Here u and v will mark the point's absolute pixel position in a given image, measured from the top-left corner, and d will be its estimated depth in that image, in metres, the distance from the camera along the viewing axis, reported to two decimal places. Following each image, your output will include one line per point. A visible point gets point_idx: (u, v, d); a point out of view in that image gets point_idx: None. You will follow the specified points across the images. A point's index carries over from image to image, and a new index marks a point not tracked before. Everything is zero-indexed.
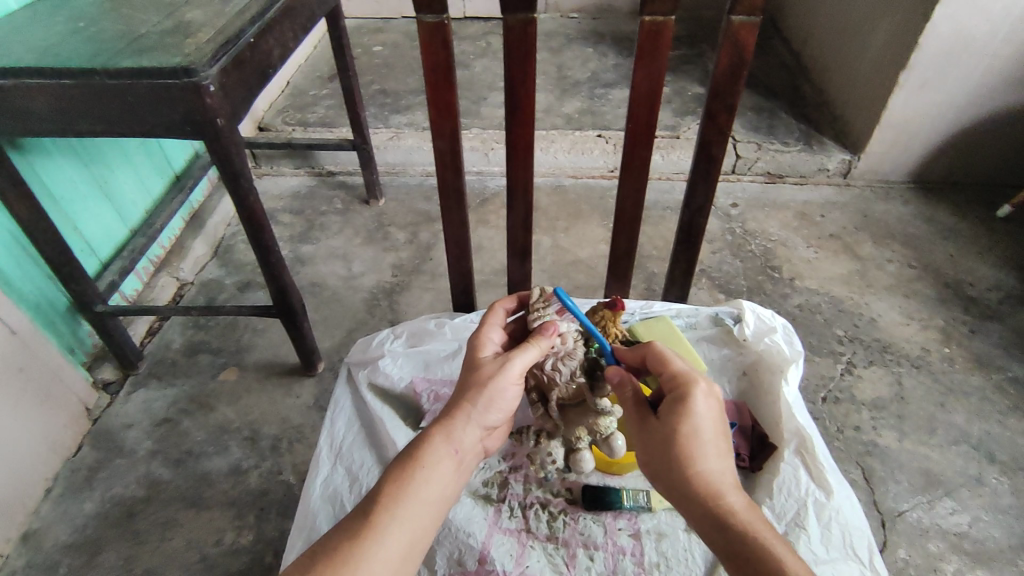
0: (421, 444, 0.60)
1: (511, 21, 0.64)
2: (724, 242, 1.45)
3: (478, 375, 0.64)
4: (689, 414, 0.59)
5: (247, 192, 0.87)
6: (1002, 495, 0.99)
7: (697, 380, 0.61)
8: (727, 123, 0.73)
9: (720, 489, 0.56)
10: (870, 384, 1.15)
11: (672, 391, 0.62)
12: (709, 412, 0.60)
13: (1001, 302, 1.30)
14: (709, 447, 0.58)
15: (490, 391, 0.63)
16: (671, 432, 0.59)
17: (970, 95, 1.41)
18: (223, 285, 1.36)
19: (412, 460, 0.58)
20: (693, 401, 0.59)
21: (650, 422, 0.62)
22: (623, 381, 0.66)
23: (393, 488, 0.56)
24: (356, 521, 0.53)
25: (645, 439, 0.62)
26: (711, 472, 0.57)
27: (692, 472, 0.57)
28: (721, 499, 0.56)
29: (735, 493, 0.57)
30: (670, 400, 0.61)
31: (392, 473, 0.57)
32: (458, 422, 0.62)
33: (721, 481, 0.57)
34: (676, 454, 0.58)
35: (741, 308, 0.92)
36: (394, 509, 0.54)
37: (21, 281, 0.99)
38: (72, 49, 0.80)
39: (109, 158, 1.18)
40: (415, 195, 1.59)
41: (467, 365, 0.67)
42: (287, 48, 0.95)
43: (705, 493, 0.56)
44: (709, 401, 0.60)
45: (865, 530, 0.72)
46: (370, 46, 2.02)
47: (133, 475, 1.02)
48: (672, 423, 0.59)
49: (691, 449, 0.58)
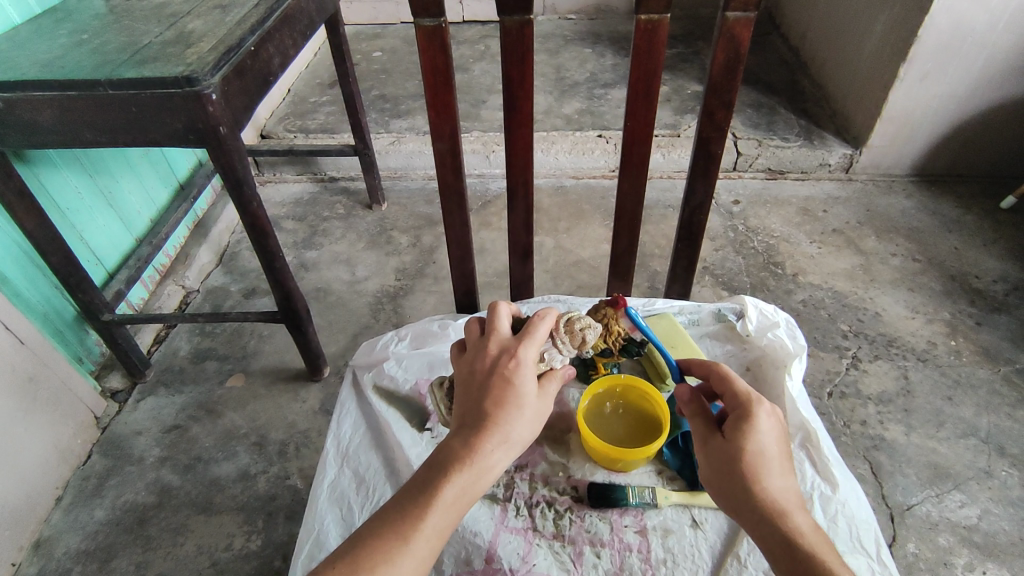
0: (473, 474, 0.56)
1: (508, 22, 0.64)
2: (726, 239, 1.45)
3: (532, 406, 0.60)
4: (754, 433, 0.58)
5: (249, 200, 0.88)
6: (1012, 487, 0.99)
7: (761, 402, 0.61)
8: (725, 119, 0.73)
9: (802, 530, 0.53)
10: (876, 378, 1.15)
11: (734, 411, 0.61)
12: (773, 433, 0.59)
13: (1006, 294, 1.29)
14: (773, 462, 0.57)
15: (535, 426, 0.61)
16: (738, 450, 0.58)
17: (971, 86, 1.40)
18: (229, 292, 1.37)
19: (458, 484, 0.55)
20: (756, 418, 0.59)
21: (715, 439, 0.61)
22: (692, 399, 0.66)
23: (436, 516, 0.54)
24: (395, 542, 0.52)
25: (708, 462, 0.60)
26: (779, 491, 0.55)
27: (760, 496, 0.55)
28: (810, 544, 0.52)
29: (806, 518, 0.55)
30: (733, 418, 0.61)
31: (436, 495, 0.54)
32: (505, 455, 0.58)
33: (810, 525, 0.54)
34: (739, 468, 0.57)
35: (744, 304, 0.91)
36: (430, 541, 0.53)
37: (28, 291, 1.00)
38: (76, 61, 0.81)
39: (113, 168, 1.19)
40: (418, 198, 1.60)
41: (518, 377, 0.61)
42: (287, 55, 0.96)
43: (792, 537, 0.53)
44: (772, 421, 0.60)
45: (871, 523, 0.73)
46: (369, 52, 2.03)
47: (142, 482, 1.03)
48: (736, 442, 0.58)
49: (759, 469, 0.56)
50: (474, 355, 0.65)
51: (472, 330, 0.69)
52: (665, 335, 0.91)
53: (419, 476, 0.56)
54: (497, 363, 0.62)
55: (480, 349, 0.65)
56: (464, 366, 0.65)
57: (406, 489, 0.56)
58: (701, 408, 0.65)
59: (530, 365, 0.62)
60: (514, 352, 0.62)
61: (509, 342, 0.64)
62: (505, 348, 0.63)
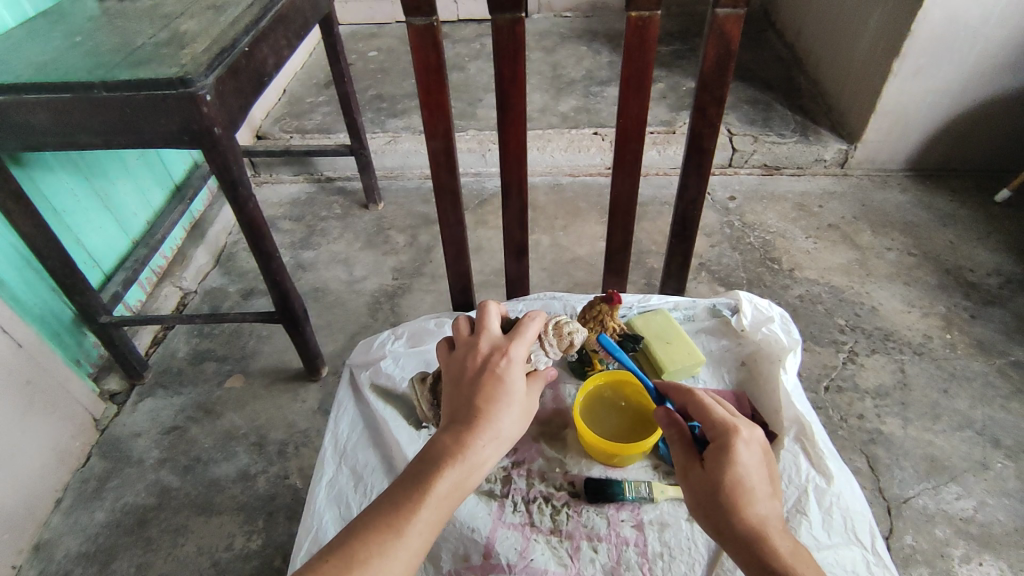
0: (463, 471, 0.56)
1: (499, 21, 0.65)
2: (722, 235, 1.45)
3: (521, 405, 0.61)
4: (733, 461, 0.58)
5: (245, 200, 0.88)
6: (1008, 479, 0.99)
7: (740, 428, 0.61)
8: (717, 115, 0.74)
9: (783, 553, 0.53)
10: (873, 372, 1.15)
11: (715, 438, 0.61)
12: (753, 459, 0.59)
13: (1001, 287, 1.29)
14: (755, 488, 0.57)
15: (522, 424, 0.62)
16: (719, 479, 0.58)
17: (965, 80, 1.41)
18: (226, 293, 1.38)
19: (450, 479, 0.55)
20: (734, 447, 0.59)
21: (696, 468, 0.61)
22: (671, 423, 0.66)
23: (427, 512, 0.54)
24: (386, 536, 0.52)
25: (691, 490, 0.61)
26: (761, 516, 0.56)
27: (740, 523, 0.55)
28: (792, 568, 0.52)
29: (788, 541, 0.54)
30: (713, 447, 0.60)
31: (428, 491, 0.54)
32: (494, 453, 0.58)
33: (791, 548, 0.54)
34: (720, 497, 0.57)
35: (738, 298, 0.92)
36: (420, 537, 0.53)
37: (26, 294, 1.01)
38: (69, 64, 0.81)
39: (109, 170, 1.19)
40: (414, 197, 1.60)
41: (508, 375, 0.61)
42: (281, 55, 0.96)
43: (772, 563, 0.52)
44: (751, 449, 0.60)
45: (865, 515, 0.73)
46: (365, 52, 2.03)
47: (142, 483, 1.03)
48: (715, 470, 0.58)
49: (739, 496, 0.56)
50: (464, 351, 0.65)
51: (461, 327, 0.69)
52: (661, 330, 0.90)
53: (411, 471, 0.57)
54: (489, 361, 0.62)
55: (470, 346, 0.65)
56: (453, 363, 0.65)
57: (398, 483, 0.56)
58: (682, 432, 0.64)
59: (520, 363, 0.63)
60: (505, 350, 0.63)
61: (500, 341, 0.64)
62: (497, 346, 0.64)
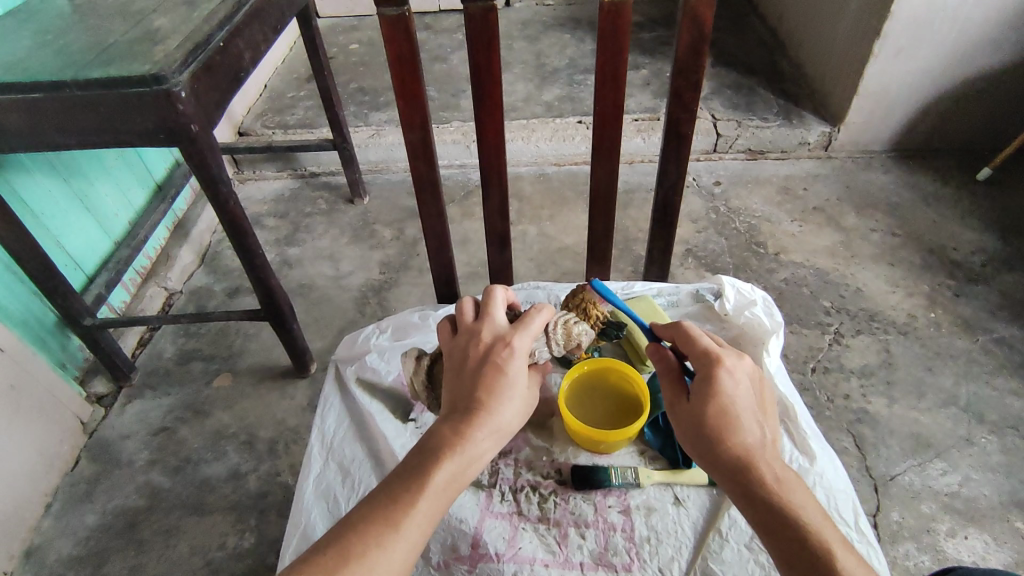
0: (461, 461, 0.56)
1: (472, 9, 0.64)
2: (708, 221, 1.45)
3: (522, 396, 0.62)
4: (718, 391, 0.58)
5: (226, 197, 0.87)
6: (991, 454, 1.01)
7: (724, 358, 0.61)
8: (693, 100, 0.74)
9: (770, 482, 0.54)
10: (859, 352, 1.16)
11: (699, 368, 0.61)
12: (738, 387, 0.59)
13: (984, 265, 1.31)
14: (743, 417, 0.58)
15: (521, 414, 0.62)
16: (704, 410, 0.58)
17: (945, 60, 1.41)
18: (212, 292, 1.37)
19: (449, 470, 0.55)
20: (719, 377, 0.59)
21: (683, 400, 0.62)
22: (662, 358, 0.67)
23: (423, 500, 0.53)
24: (382, 523, 0.52)
25: (679, 421, 0.61)
26: (749, 444, 0.56)
27: (729, 448, 0.56)
28: (777, 495, 0.53)
29: (777, 469, 0.55)
30: (699, 377, 0.61)
31: (426, 479, 0.54)
32: (488, 444, 0.58)
33: (778, 476, 0.55)
34: (710, 425, 0.57)
35: (721, 283, 0.93)
36: (419, 527, 0.53)
37: (7, 299, 0.99)
38: (41, 63, 0.80)
39: (87, 171, 1.17)
40: (400, 191, 1.59)
41: (507, 367, 0.61)
42: (258, 49, 0.95)
43: (760, 491, 0.54)
44: (736, 377, 0.60)
45: (849, 493, 0.75)
46: (346, 45, 2.01)
47: (132, 485, 1.03)
48: (702, 399, 0.59)
49: (724, 425, 0.57)
50: (467, 339, 0.65)
51: (465, 312, 0.68)
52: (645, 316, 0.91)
53: (410, 461, 0.56)
54: (490, 351, 0.62)
55: (473, 335, 0.65)
56: (455, 352, 0.65)
57: (397, 475, 0.56)
58: (672, 367, 0.65)
59: (523, 355, 0.63)
60: (507, 341, 0.63)
61: (503, 331, 0.64)
62: (499, 337, 0.64)
